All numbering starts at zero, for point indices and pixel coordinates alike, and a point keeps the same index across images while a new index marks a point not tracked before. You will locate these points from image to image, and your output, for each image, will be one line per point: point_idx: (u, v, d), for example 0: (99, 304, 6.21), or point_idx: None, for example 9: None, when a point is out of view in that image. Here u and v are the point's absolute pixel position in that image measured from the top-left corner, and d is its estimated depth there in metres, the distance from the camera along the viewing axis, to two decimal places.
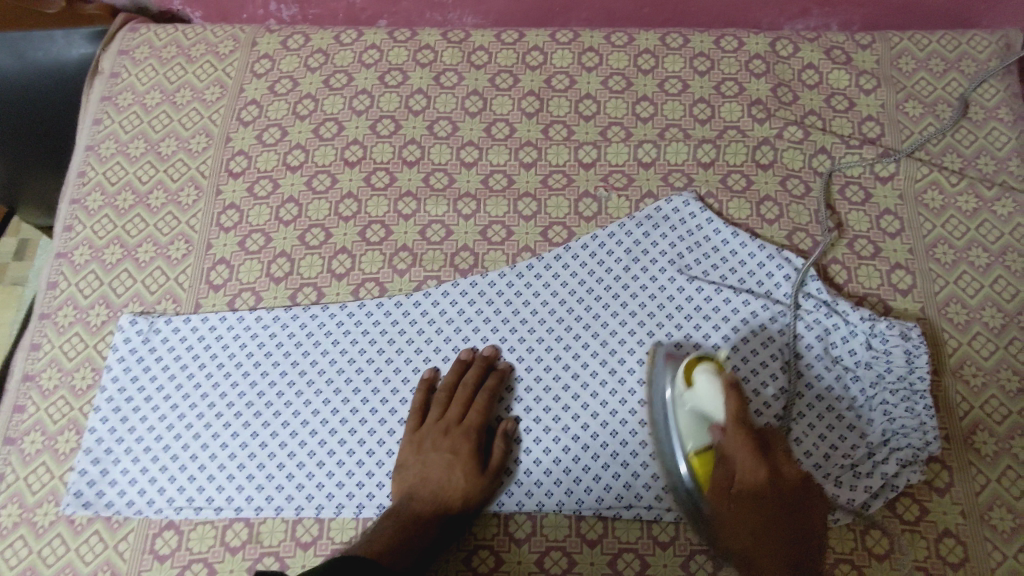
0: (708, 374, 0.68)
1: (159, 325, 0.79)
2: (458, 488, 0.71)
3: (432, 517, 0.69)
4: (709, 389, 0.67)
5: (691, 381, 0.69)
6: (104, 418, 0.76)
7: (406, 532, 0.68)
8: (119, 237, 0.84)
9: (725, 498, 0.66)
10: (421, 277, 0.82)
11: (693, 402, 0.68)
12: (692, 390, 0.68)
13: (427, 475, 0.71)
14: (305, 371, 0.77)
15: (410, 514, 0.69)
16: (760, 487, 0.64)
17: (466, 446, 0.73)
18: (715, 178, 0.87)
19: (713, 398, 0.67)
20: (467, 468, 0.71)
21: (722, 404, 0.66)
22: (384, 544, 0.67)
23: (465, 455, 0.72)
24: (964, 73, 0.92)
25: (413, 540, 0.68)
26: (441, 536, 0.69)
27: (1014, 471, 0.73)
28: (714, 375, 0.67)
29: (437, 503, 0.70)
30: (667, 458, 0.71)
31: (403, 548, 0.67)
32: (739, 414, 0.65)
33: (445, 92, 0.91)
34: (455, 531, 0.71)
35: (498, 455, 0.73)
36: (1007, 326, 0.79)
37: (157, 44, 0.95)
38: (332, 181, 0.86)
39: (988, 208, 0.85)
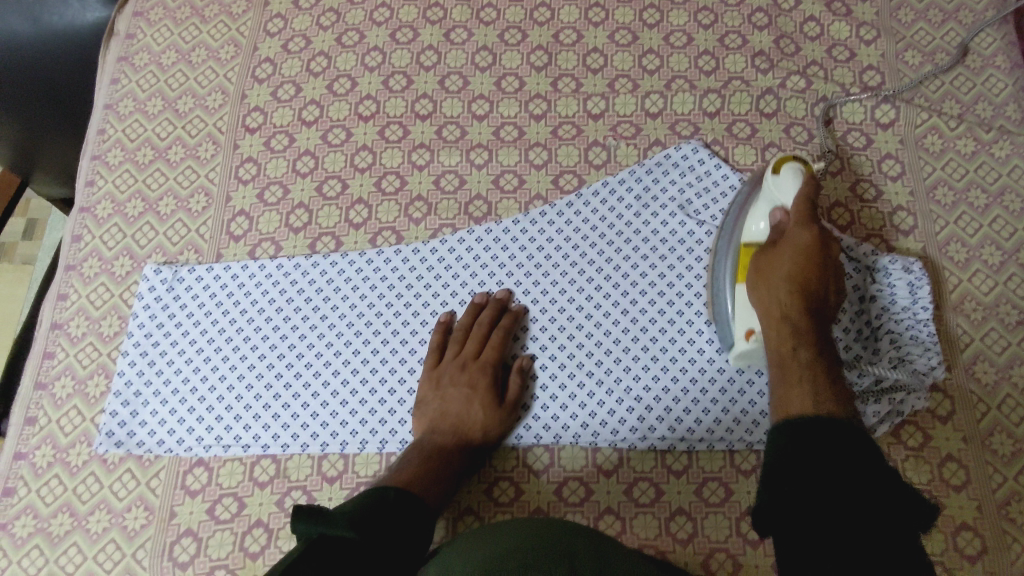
0: (793, 170, 0.70)
1: (183, 274, 0.81)
2: (478, 421, 0.73)
3: (453, 448, 0.72)
4: (790, 178, 0.70)
5: (778, 170, 0.71)
6: (132, 363, 0.78)
7: (430, 462, 0.70)
8: (140, 191, 0.86)
9: (769, 284, 0.69)
10: (436, 225, 0.84)
11: (772, 190, 0.71)
12: (771, 185, 0.71)
13: (446, 410, 0.73)
14: (327, 315, 0.80)
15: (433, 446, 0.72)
16: (799, 267, 0.67)
17: (483, 380, 0.75)
18: (721, 126, 0.89)
19: (791, 188, 0.70)
20: (485, 402, 0.74)
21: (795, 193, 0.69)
22: (411, 474, 0.69)
23: (483, 389, 0.74)
24: (961, 23, 0.94)
25: (438, 470, 0.70)
26: (463, 467, 0.72)
27: (1012, 399, 0.76)
28: (799, 171, 0.70)
29: (457, 435, 0.73)
30: (720, 258, 0.76)
31: (428, 477, 0.69)
32: (810, 202, 0.69)
33: (455, 48, 0.93)
34: (475, 463, 0.73)
35: (514, 389, 0.76)
36: (1005, 262, 0.82)
37: (171, 5, 0.96)
38: (347, 135, 0.88)
39: (987, 151, 0.87)
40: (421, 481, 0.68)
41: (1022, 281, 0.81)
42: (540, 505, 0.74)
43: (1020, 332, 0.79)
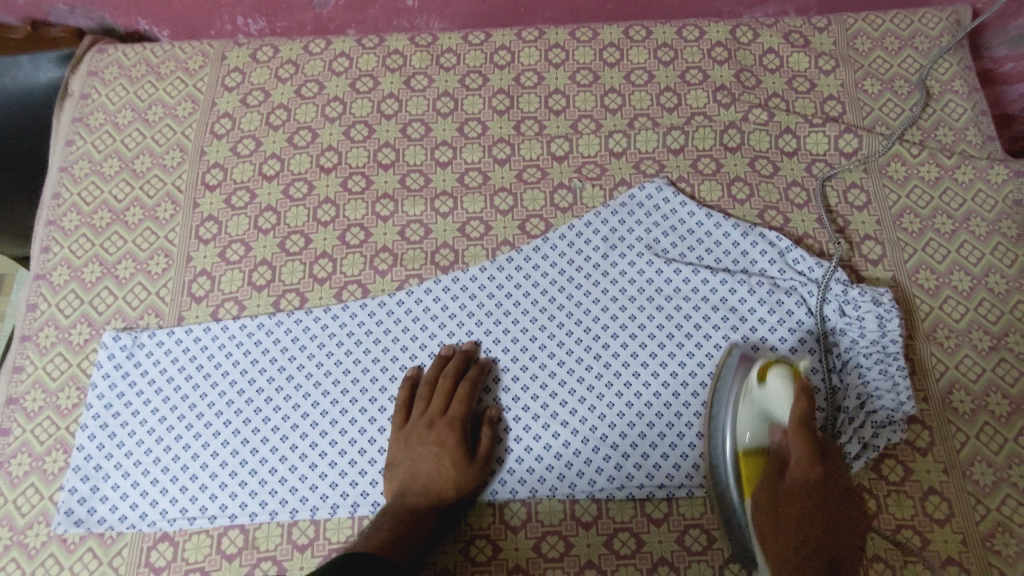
0: (782, 379, 0.66)
1: (143, 339, 0.79)
2: (448, 480, 0.71)
3: (425, 510, 0.70)
4: (781, 391, 0.66)
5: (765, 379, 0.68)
6: (91, 436, 0.76)
7: (402, 527, 0.69)
8: (97, 255, 0.84)
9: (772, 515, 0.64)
10: (403, 276, 0.83)
11: (760, 399, 0.68)
12: (763, 390, 0.68)
13: (418, 470, 0.72)
14: (293, 376, 0.78)
15: (403, 509, 0.70)
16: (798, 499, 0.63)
17: (452, 436, 0.73)
18: (685, 163, 0.88)
19: (782, 399, 0.66)
20: (456, 459, 0.72)
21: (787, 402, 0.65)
22: (380, 542, 0.67)
23: (452, 445, 0.72)
24: (918, 50, 0.95)
25: (409, 533, 0.68)
26: (436, 528, 0.70)
27: (991, 427, 0.76)
28: (790, 377, 0.66)
29: (429, 496, 0.71)
30: (717, 451, 0.71)
31: (400, 543, 0.67)
32: (807, 421, 0.62)
33: (415, 95, 0.92)
34: (449, 522, 0.72)
35: (485, 441, 0.74)
36: (975, 288, 0.82)
37: (126, 63, 0.95)
38: (309, 188, 0.87)
39: (950, 176, 0.88)
40: (392, 547, 0.67)
41: (992, 307, 0.81)
42: (519, 562, 0.71)
43: (994, 358, 0.78)
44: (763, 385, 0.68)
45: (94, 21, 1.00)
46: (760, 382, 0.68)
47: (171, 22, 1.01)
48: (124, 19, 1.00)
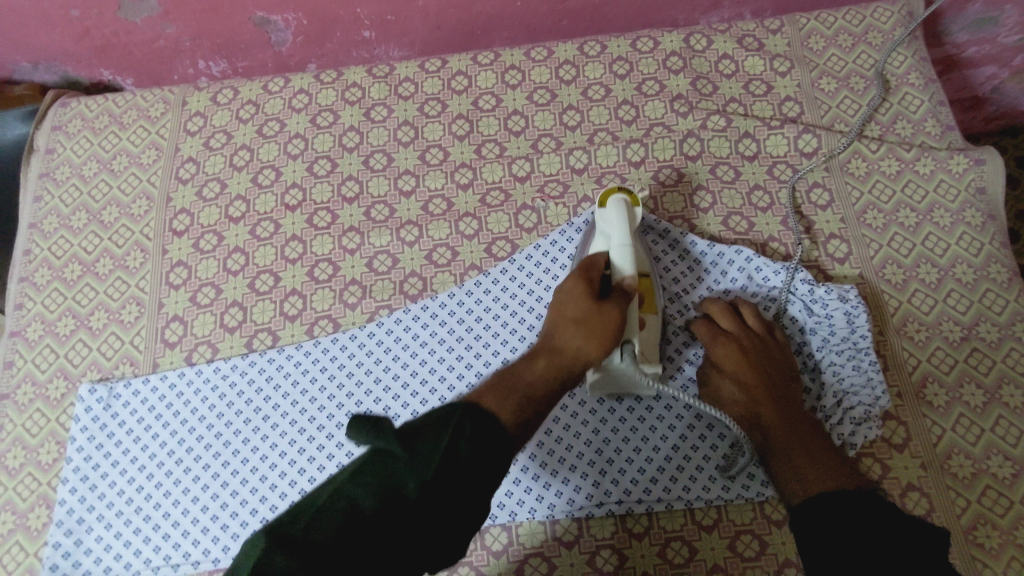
0: (619, 201, 0.76)
1: (118, 390, 0.80)
2: (573, 329, 0.67)
3: (541, 358, 0.67)
4: (616, 209, 0.75)
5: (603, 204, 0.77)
6: (72, 489, 0.76)
7: (503, 383, 0.63)
8: (70, 308, 0.85)
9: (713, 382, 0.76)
10: (372, 308, 0.84)
11: (602, 220, 0.76)
12: (603, 212, 0.76)
13: (557, 315, 0.69)
14: (269, 415, 0.78)
15: (525, 359, 0.67)
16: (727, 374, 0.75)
17: (576, 281, 0.69)
18: (647, 175, 0.89)
19: (618, 215, 0.75)
20: (584, 304, 0.67)
21: (625, 216, 0.75)
22: (481, 393, 0.62)
23: (579, 290, 0.68)
24: (872, 45, 0.95)
25: (512, 384, 0.63)
26: (549, 378, 0.65)
27: (966, 418, 0.76)
28: (624, 200, 0.76)
29: (550, 352, 0.67)
30: None
31: (502, 393, 0.62)
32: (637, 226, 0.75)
33: (376, 126, 0.93)
34: (569, 377, 0.66)
35: (618, 293, 0.69)
36: (942, 279, 0.82)
37: (90, 116, 0.97)
38: (276, 227, 0.88)
39: (911, 169, 0.88)
40: (491, 396, 0.61)
41: (961, 297, 0.81)
42: None
43: (966, 349, 0.79)
44: (602, 209, 0.77)
45: (57, 74, 1.03)
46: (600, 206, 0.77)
47: (136, 71, 1.04)
48: (87, 71, 1.03)
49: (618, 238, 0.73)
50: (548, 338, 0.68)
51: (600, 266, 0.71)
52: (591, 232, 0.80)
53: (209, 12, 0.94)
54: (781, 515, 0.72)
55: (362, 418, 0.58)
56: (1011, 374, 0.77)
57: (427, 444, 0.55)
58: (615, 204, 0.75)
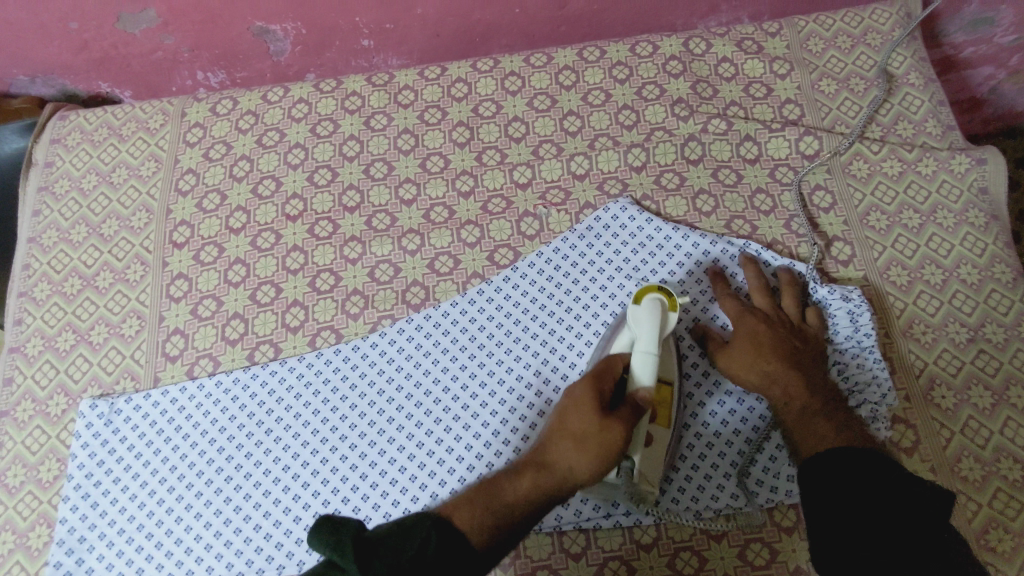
0: (656, 303, 0.72)
1: (119, 405, 0.79)
2: (569, 444, 0.62)
3: (528, 472, 0.62)
4: (648, 313, 0.71)
5: (638, 302, 0.73)
6: (74, 507, 0.76)
7: (485, 495, 0.60)
8: (70, 323, 0.85)
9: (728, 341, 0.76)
10: (375, 318, 0.83)
11: (632, 321, 0.71)
12: (635, 310, 0.72)
13: (559, 426, 0.64)
14: (272, 429, 0.78)
15: (512, 470, 0.63)
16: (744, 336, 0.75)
17: (587, 387, 0.65)
18: (649, 180, 0.89)
19: (650, 322, 0.70)
20: (589, 417, 0.62)
21: (657, 325, 0.70)
22: (457, 506, 0.59)
23: (586, 402, 0.63)
24: (872, 46, 0.95)
25: (492, 496, 0.60)
26: (532, 501, 0.60)
27: (975, 421, 0.75)
28: (664, 309, 0.72)
29: (541, 463, 0.63)
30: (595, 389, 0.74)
31: (478, 508, 0.59)
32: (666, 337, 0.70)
33: (376, 134, 0.93)
34: (553, 497, 0.61)
35: (627, 410, 0.64)
36: (947, 280, 0.82)
37: (88, 129, 0.96)
38: (276, 238, 0.87)
39: (913, 170, 0.88)
40: (466, 510, 0.58)
41: (967, 298, 0.80)
42: None
43: (973, 350, 0.78)
44: (636, 306, 0.72)
45: (55, 88, 1.03)
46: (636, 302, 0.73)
47: (133, 83, 1.03)
48: (84, 83, 1.02)
49: (645, 344, 0.68)
50: (542, 447, 0.64)
51: (615, 374, 0.66)
52: (619, 324, 0.76)
53: (207, 22, 0.93)
54: (791, 522, 0.72)
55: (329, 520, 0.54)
56: (1019, 375, 0.77)
57: (392, 557, 0.51)
58: (649, 305, 0.71)
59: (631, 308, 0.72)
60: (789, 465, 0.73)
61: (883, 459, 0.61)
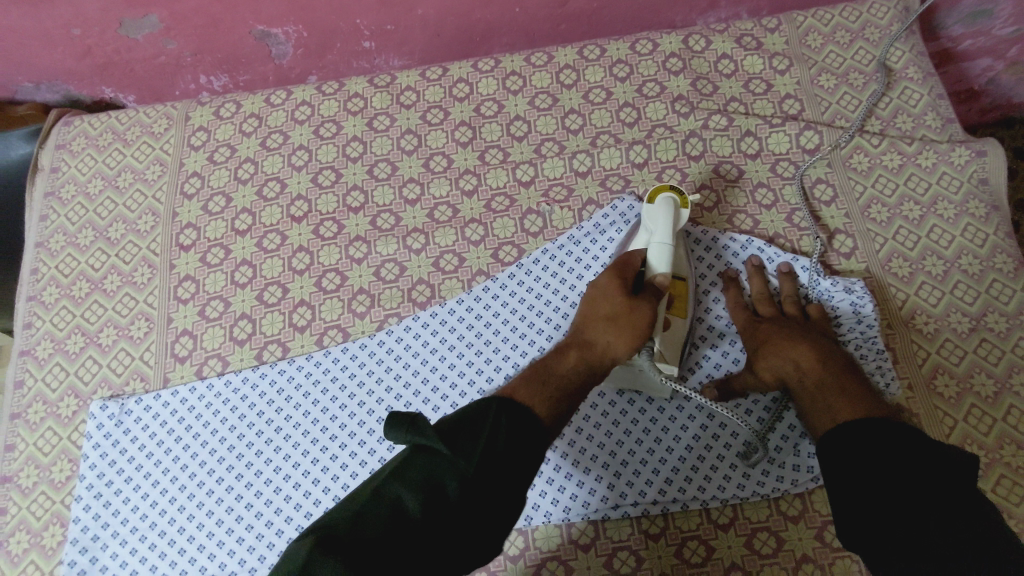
0: (669, 199, 0.77)
1: (129, 406, 0.80)
2: (603, 325, 0.70)
3: (572, 352, 0.70)
4: (663, 209, 0.76)
5: (652, 201, 0.78)
6: (86, 507, 0.76)
7: (537, 373, 0.67)
8: (79, 326, 0.86)
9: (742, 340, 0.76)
10: (381, 316, 0.84)
11: (649, 217, 0.77)
12: (652, 207, 0.78)
13: (588, 314, 0.72)
14: (282, 427, 0.79)
15: (557, 353, 0.70)
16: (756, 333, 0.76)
17: (611, 278, 0.72)
18: (651, 176, 0.89)
19: (665, 217, 0.76)
20: (617, 300, 0.70)
21: (671, 219, 0.76)
22: (515, 386, 0.65)
23: (613, 285, 0.71)
24: (870, 41, 0.95)
25: (545, 377, 0.67)
26: (580, 374, 0.68)
27: (978, 409, 0.76)
28: (675, 200, 0.77)
29: (582, 344, 0.70)
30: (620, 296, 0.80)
31: (533, 386, 0.65)
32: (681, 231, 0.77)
33: (379, 135, 0.94)
34: (597, 372, 0.69)
35: (651, 290, 0.72)
36: (948, 271, 0.82)
37: (93, 134, 0.97)
38: (282, 239, 0.88)
39: (913, 162, 0.88)
40: (523, 390, 0.65)
41: (968, 288, 0.81)
42: None
43: (975, 339, 0.79)
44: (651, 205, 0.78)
45: (60, 94, 1.03)
46: (649, 202, 0.79)
47: (137, 88, 1.04)
48: (89, 89, 1.03)
49: (661, 235, 0.75)
50: (580, 333, 0.71)
51: (636, 265, 0.74)
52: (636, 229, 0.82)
53: (210, 27, 0.94)
54: (797, 511, 0.72)
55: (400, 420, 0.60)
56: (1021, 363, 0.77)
57: (467, 442, 0.56)
58: (662, 202, 0.77)
59: (645, 207, 0.78)
60: (794, 455, 0.74)
61: (905, 441, 0.59)
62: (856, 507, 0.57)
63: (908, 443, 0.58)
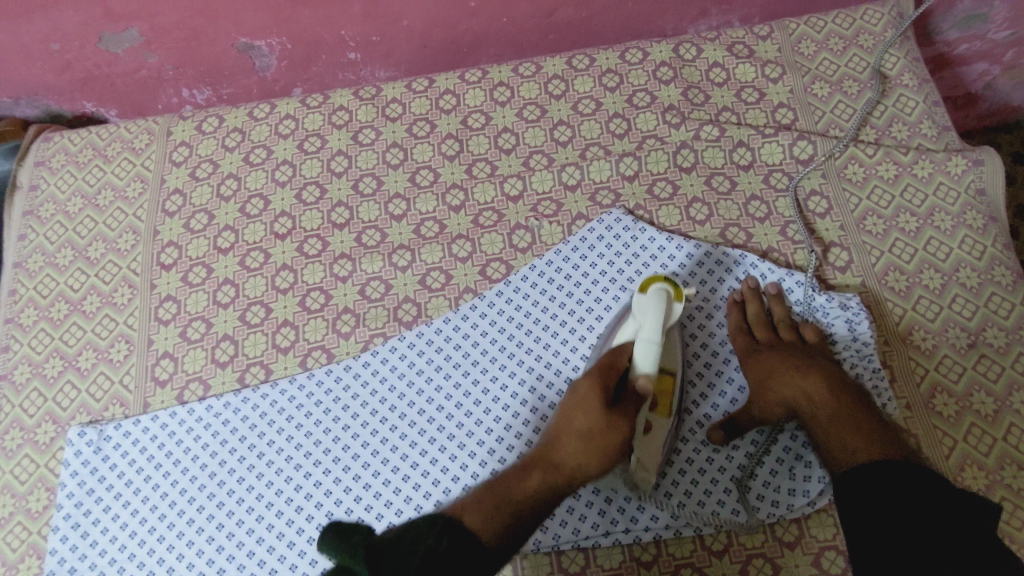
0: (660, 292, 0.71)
1: (108, 432, 0.78)
2: (575, 440, 0.63)
3: (536, 471, 0.63)
4: (655, 303, 0.70)
5: (643, 292, 0.72)
6: (64, 538, 0.74)
7: (494, 492, 0.61)
8: (57, 348, 0.84)
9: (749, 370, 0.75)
10: (366, 337, 0.82)
11: (639, 308, 0.71)
12: (642, 297, 0.71)
13: (562, 425, 0.65)
14: (264, 453, 0.77)
15: (518, 471, 0.63)
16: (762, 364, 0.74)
17: (592, 381, 0.65)
18: (641, 189, 0.87)
19: (655, 311, 0.69)
20: (594, 411, 0.63)
21: (662, 313, 0.69)
22: (466, 506, 0.59)
23: (590, 395, 0.64)
24: (864, 47, 0.94)
25: (503, 495, 0.60)
26: (541, 495, 0.61)
27: (978, 428, 0.74)
28: (666, 292, 0.71)
29: (548, 461, 0.63)
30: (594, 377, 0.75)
31: (488, 502, 0.59)
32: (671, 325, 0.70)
33: (364, 149, 0.92)
34: (562, 492, 0.63)
35: (631, 398, 0.66)
36: (946, 285, 0.80)
37: (72, 150, 0.95)
38: (265, 257, 0.86)
39: (909, 172, 0.86)
40: (475, 509, 0.58)
41: (967, 302, 0.79)
42: None
43: (974, 355, 0.77)
44: (641, 295, 0.71)
45: (40, 109, 1.01)
46: (640, 292, 0.72)
47: (119, 102, 1.02)
48: (69, 104, 1.01)
49: (650, 330, 0.68)
50: (550, 446, 0.64)
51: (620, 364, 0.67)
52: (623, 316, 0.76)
53: (191, 40, 0.92)
54: (793, 536, 0.70)
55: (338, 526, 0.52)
56: (1021, 380, 0.75)
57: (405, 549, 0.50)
58: (655, 294, 0.70)
59: (636, 296, 0.71)
60: (790, 478, 0.72)
61: (919, 479, 0.58)
62: (863, 534, 0.57)
63: (943, 497, 0.56)
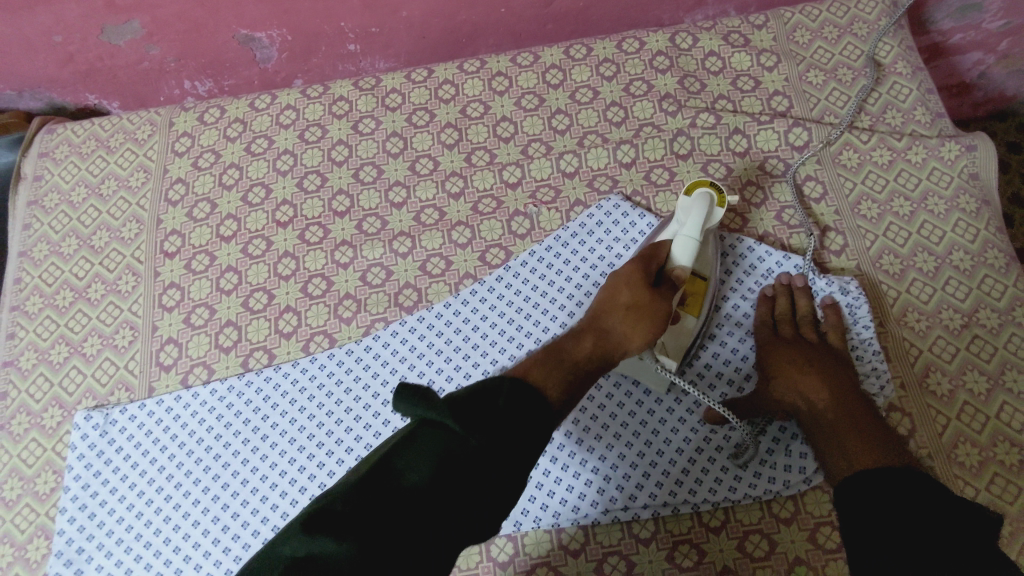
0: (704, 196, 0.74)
1: (114, 416, 0.79)
2: (618, 317, 0.70)
3: (587, 339, 0.70)
4: (698, 205, 0.73)
5: (689, 193, 0.75)
6: (71, 519, 0.75)
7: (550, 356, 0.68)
8: (63, 335, 0.85)
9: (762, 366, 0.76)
10: (368, 322, 0.83)
11: (684, 207, 0.75)
12: (687, 198, 0.75)
13: (610, 301, 0.71)
14: (268, 435, 0.78)
15: (572, 337, 0.70)
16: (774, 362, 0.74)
17: (634, 269, 0.72)
18: (639, 175, 0.89)
19: (697, 214, 0.73)
20: (638, 292, 0.70)
21: (702, 217, 0.73)
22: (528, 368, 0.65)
23: (636, 276, 0.71)
24: (858, 36, 0.95)
25: (558, 360, 0.67)
26: (591, 361, 0.68)
27: (971, 407, 0.75)
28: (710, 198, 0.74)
29: (597, 332, 0.70)
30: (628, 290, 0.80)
31: (546, 368, 0.66)
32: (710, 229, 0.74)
33: (365, 138, 0.93)
34: (607, 362, 0.70)
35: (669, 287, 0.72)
36: (940, 267, 0.81)
37: (76, 141, 0.96)
38: (267, 245, 0.87)
39: (902, 158, 0.87)
40: (536, 372, 0.65)
41: (960, 284, 0.80)
42: None
43: (967, 336, 0.78)
44: (688, 196, 0.75)
45: (43, 101, 1.03)
46: (685, 194, 0.76)
47: (122, 95, 1.03)
48: (72, 96, 1.02)
49: (688, 229, 0.73)
50: (597, 321, 0.71)
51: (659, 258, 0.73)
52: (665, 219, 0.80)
53: (193, 32, 0.93)
54: (789, 513, 0.71)
55: (413, 392, 0.54)
56: (1013, 360, 0.76)
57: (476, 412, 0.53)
58: (699, 196, 0.74)
59: (681, 197, 0.75)
60: (786, 456, 0.73)
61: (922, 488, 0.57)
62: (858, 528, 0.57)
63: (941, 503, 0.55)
